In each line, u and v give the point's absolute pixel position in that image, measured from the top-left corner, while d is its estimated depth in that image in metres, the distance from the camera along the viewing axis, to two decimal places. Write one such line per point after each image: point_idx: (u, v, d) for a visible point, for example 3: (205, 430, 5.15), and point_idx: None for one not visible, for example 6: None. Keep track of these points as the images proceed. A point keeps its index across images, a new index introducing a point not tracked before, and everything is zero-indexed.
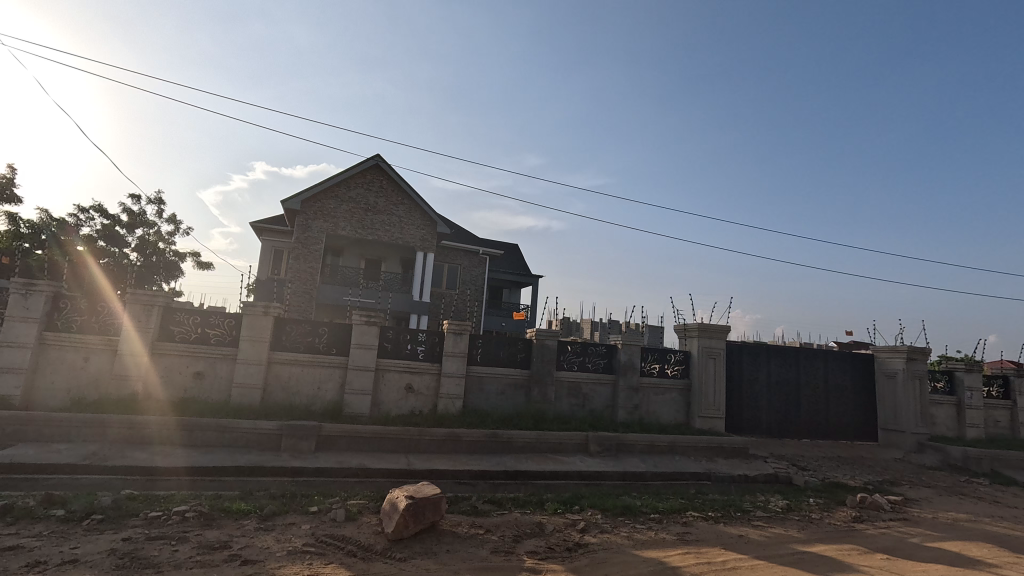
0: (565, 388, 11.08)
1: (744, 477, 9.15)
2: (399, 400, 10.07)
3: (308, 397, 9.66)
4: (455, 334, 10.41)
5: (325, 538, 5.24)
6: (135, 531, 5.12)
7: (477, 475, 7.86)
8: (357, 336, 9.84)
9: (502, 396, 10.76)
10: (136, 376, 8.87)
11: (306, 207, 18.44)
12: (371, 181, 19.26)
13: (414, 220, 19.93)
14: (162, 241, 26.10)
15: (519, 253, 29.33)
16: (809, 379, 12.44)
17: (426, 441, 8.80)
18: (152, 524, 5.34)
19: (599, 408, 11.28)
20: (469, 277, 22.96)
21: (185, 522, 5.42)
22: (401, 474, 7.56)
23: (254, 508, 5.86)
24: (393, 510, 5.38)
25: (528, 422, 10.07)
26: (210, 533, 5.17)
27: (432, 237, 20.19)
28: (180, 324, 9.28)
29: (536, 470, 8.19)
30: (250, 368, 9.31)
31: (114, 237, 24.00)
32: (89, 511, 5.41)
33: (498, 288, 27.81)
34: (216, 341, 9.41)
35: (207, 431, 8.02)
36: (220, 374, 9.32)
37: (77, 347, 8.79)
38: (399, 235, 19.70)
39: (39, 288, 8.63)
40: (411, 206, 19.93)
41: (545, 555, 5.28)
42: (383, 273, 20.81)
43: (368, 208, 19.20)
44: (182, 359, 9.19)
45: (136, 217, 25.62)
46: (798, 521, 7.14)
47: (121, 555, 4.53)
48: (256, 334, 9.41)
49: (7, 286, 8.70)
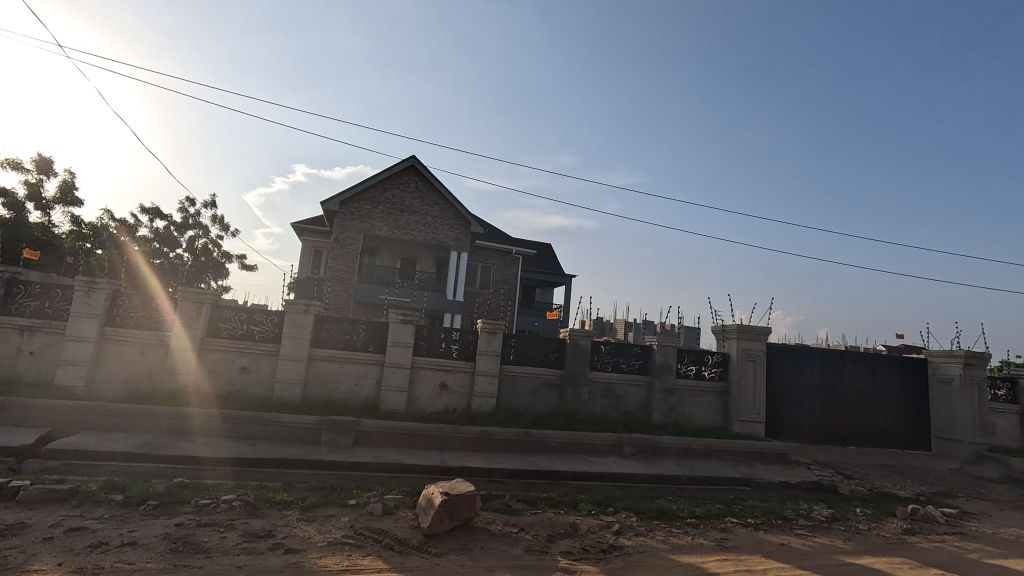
0: (598, 388, 10.99)
1: (785, 484, 8.86)
2: (433, 397, 10.21)
3: (346, 392, 9.91)
4: (489, 333, 10.47)
5: (364, 531, 5.38)
6: (186, 517, 5.37)
7: (510, 473, 7.89)
8: (393, 334, 10.03)
9: (535, 396, 10.75)
10: (185, 370, 9.31)
11: (344, 208, 18.89)
12: (406, 182, 19.59)
13: (448, 221, 20.17)
14: (211, 242, 27.31)
15: (551, 253, 29.26)
16: (855, 383, 11.93)
17: (460, 439, 8.90)
18: (202, 511, 5.60)
19: (633, 410, 11.12)
20: (502, 277, 23.07)
21: (232, 511, 5.66)
22: (435, 471, 7.67)
23: (296, 499, 6.07)
24: (429, 505, 5.46)
25: (561, 422, 10.05)
26: (255, 522, 5.38)
27: (465, 237, 20.39)
28: (227, 322, 9.68)
29: (569, 470, 8.16)
30: (292, 365, 9.64)
31: (168, 239, 25.28)
32: (145, 498, 5.73)
33: (531, 287, 27.83)
34: (260, 337, 9.78)
35: (250, 424, 8.34)
36: (263, 369, 9.69)
37: (134, 342, 9.30)
38: (433, 234, 19.96)
39: (100, 285, 9.16)
40: (445, 207, 20.17)
41: (579, 556, 5.25)
42: (418, 272, 21.14)
43: (403, 208, 19.53)
44: (228, 355, 9.60)
45: (189, 219, 26.92)
46: (843, 532, 6.86)
47: (174, 540, 4.77)
48: (298, 331, 9.73)
49: (72, 284, 9.27)
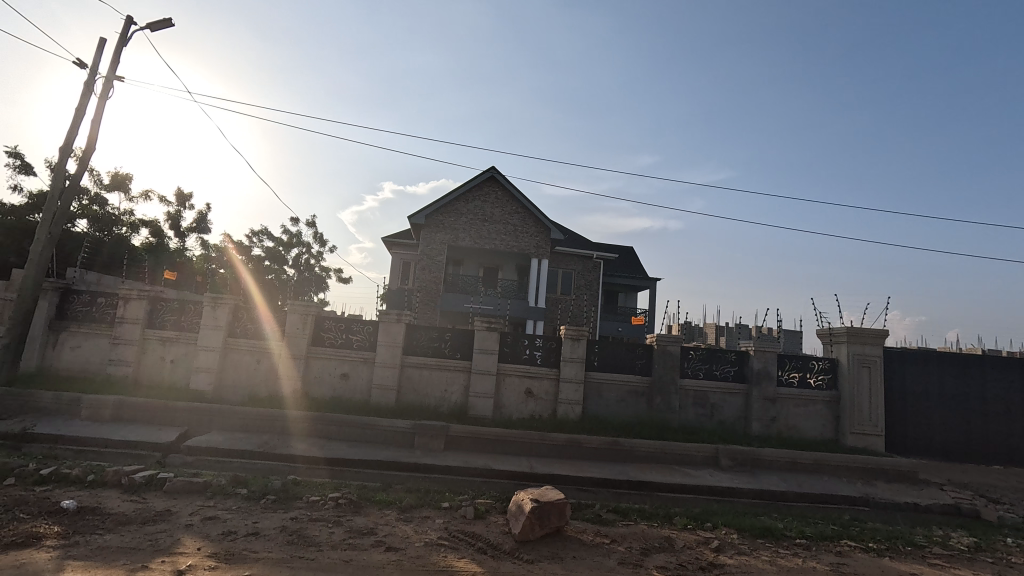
0: (690, 396, 10.49)
1: (913, 506, 7.88)
2: (519, 403, 10.31)
3: (436, 398, 10.30)
4: (572, 340, 10.40)
5: (458, 533, 5.53)
6: (300, 512, 5.85)
7: (599, 482, 7.75)
8: (479, 341, 10.28)
9: (623, 403, 10.49)
10: (295, 376, 10.19)
11: (429, 221, 19.75)
12: (487, 192, 20.11)
13: (528, 228, 20.38)
14: (313, 258, 29.71)
15: (634, 257, 28.50)
16: (999, 393, 10.36)
17: (547, 446, 8.90)
18: (313, 507, 6.07)
19: (729, 420, 10.48)
20: (584, 282, 22.83)
21: (338, 508, 6.08)
22: (524, 478, 7.72)
23: (394, 500, 6.39)
24: (520, 511, 5.51)
25: (651, 431, 9.71)
26: (359, 520, 5.74)
27: (545, 244, 20.47)
28: (329, 331, 10.47)
29: (661, 482, 7.85)
30: (387, 371, 10.20)
31: (277, 257, 27.86)
32: (265, 492, 6.32)
33: (614, 292, 27.27)
34: (358, 345, 10.46)
35: (352, 427, 8.92)
36: (361, 375, 10.34)
37: (252, 351, 10.33)
38: (514, 242, 20.25)
39: (223, 300, 10.30)
40: (525, 215, 20.41)
41: (675, 572, 5.02)
42: (500, 280, 21.52)
43: (484, 219, 20.05)
44: (331, 362, 10.36)
45: (294, 238, 29.50)
46: (992, 565, 5.95)
47: (291, 532, 5.21)
48: (391, 340, 10.28)
49: (201, 300, 10.51)
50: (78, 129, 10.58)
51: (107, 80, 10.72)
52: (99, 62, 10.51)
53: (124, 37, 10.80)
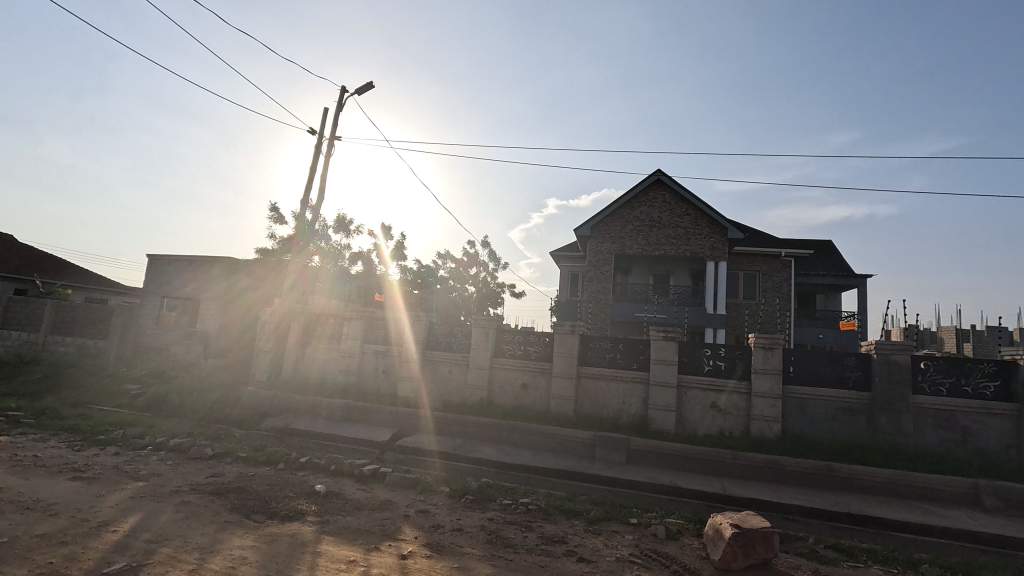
0: (929, 417, 8.56)
1: None
2: (705, 418, 9.58)
3: (615, 410, 10.15)
4: (765, 349, 9.33)
5: (650, 552, 5.33)
6: (496, 514, 6.26)
7: (811, 513, 6.75)
8: (656, 352, 9.87)
9: (834, 423, 9.02)
10: (482, 386, 11.02)
11: (595, 232, 19.79)
12: (653, 197, 19.42)
13: (701, 230, 19.06)
14: (489, 275, 32.04)
15: (834, 251, 24.60)
16: None
17: (742, 467, 8.08)
18: (507, 510, 6.43)
19: (993, 449, 8.26)
20: (771, 284, 20.42)
21: (530, 513, 6.34)
22: (717, 500, 7.12)
23: (581, 511, 6.43)
24: (719, 537, 5.08)
25: (876, 457, 8.15)
26: (549, 527, 5.91)
27: (722, 245, 18.89)
28: (509, 343, 11.11)
29: (897, 520, 6.51)
30: (564, 382, 10.40)
31: (460, 276, 30.71)
32: (465, 492, 6.92)
33: (810, 294, 23.83)
34: (536, 357, 10.89)
35: (535, 435, 9.28)
36: (541, 385, 10.73)
37: (445, 362, 11.48)
38: (687, 246, 19.10)
39: (421, 317, 11.69)
40: (697, 216, 19.16)
41: None
42: (673, 286, 20.45)
43: (652, 224, 19.35)
44: (512, 373, 10.98)
45: (473, 258, 32.22)
46: None
47: (489, 532, 5.60)
48: (567, 351, 10.48)
49: (404, 318, 12.08)
50: (313, 183, 13.19)
51: (330, 141, 13.18)
52: (325, 128, 13.01)
53: (341, 103, 13.22)
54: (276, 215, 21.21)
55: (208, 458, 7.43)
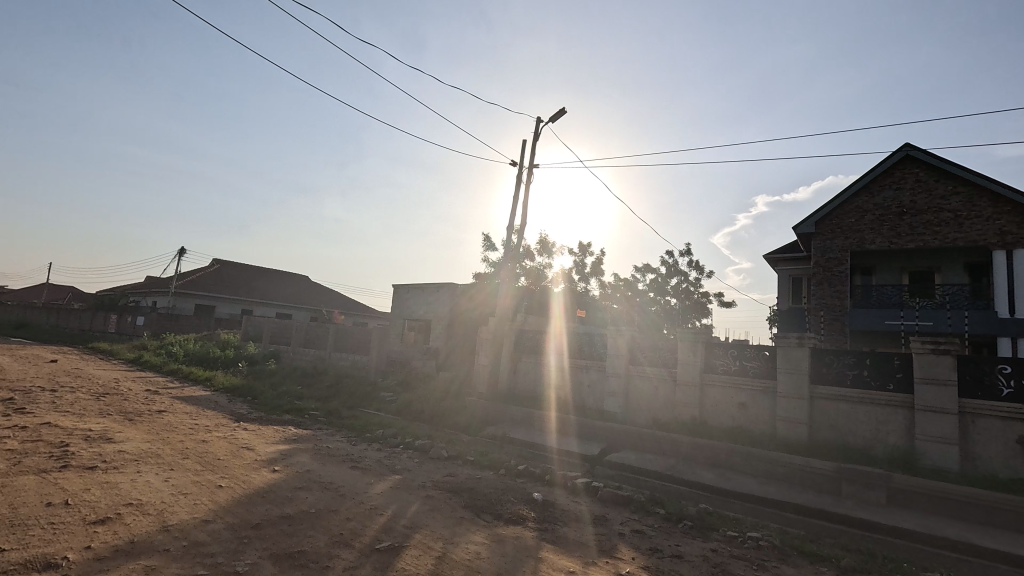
0: None
1: None
2: (1010, 457, 7.26)
3: (865, 438, 8.43)
4: None
5: None
6: (719, 545, 5.72)
7: None
8: (922, 369, 7.91)
9: None
10: (693, 404, 10.32)
11: (821, 228, 17.00)
12: (902, 178, 15.87)
13: (980, 211, 14.80)
14: (693, 285, 30.10)
15: None
16: None
17: None
18: (732, 543, 5.83)
19: None
20: None
21: (761, 550, 5.63)
22: None
23: (829, 557, 5.46)
24: None
25: None
26: (787, 570, 5.16)
27: (1017, 227, 14.34)
28: (721, 358, 10.20)
29: None
30: (793, 402, 9.07)
31: (661, 288, 29.54)
32: (682, 517, 6.51)
33: None
34: (755, 373, 9.76)
35: (761, 462, 8.27)
36: (763, 406, 9.55)
37: (651, 378, 11.08)
38: (958, 234, 15.02)
39: (623, 332, 11.55)
40: (971, 194, 14.97)
41: None
42: (939, 284, 16.11)
43: (902, 211, 15.79)
44: (728, 390, 10.03)
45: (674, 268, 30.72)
46: None
47: (714, 565, 5.14)
48: (794, 367, 9.14)
49: (606, 332, 12.10)
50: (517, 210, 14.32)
51: (530, 169, 14.19)
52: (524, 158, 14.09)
53: (538, 133, 14.16)
54: (487, 242, 23.54)
55: (444, 458, 8.52)
